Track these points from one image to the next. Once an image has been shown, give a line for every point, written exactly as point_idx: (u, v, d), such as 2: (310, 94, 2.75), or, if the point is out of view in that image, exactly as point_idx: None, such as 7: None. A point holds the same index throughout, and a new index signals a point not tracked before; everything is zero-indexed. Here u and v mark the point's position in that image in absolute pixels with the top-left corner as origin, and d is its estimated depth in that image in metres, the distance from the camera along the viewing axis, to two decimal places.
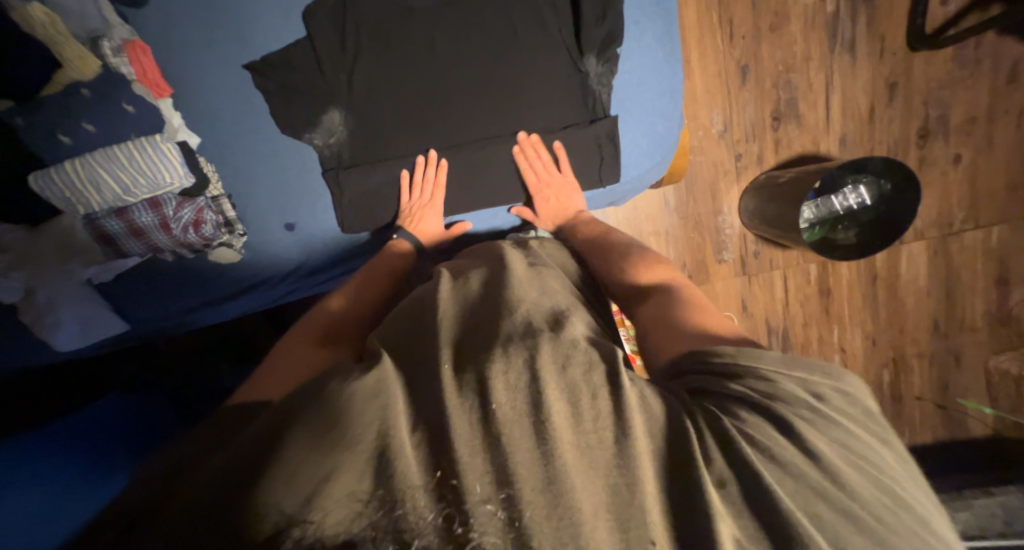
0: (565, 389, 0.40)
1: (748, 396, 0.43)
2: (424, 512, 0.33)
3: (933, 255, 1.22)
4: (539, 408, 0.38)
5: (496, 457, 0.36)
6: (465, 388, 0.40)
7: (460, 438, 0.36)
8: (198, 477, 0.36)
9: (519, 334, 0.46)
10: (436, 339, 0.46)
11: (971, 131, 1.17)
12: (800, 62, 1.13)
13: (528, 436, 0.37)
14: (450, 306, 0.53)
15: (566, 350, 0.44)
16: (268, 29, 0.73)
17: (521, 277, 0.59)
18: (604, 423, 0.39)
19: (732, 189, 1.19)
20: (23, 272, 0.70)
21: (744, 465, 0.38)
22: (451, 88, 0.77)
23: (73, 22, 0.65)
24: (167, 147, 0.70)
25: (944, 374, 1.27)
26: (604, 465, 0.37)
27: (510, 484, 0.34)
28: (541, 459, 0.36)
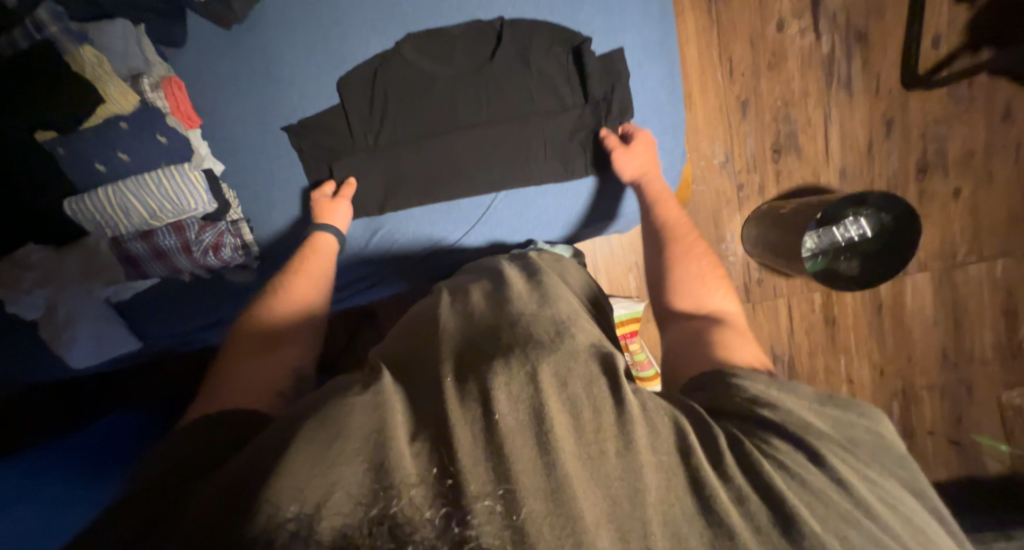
0: (565, 402, 0.41)
1: (776, 423, 0.45)
2: (425, 508, 0.34)
3: (938, 286, 1.23)
4: (541, 417, 0.38)
5: (498, 463, 0.36)
6: (467, 397, 0.40)
7: (464, 445, 0.37)
8: (208, 494, 0.37)
9: (519, 344, 0.46)
10: (440, 353, 0.47)
11: (970, 165, 1.19)
12: (798, 98, 1.17)
13: (531, 446, 0.37)
14: (449, 320, 0.54)
15: (567, 362, 0.44)
16: (291, 67, 0.78)
17: (519, 290, 0.60)
18: (607, 434, 0.40)
19: (734, 218, 1.22)
20: (46, 290, 0.73)
21: (768, 488, 0.39)
22: (471, 149, 0.80)
23: (118, 61, 0.70)
24: (194, 175, 0.73)
25: (956, 407, 1.25)
26: (605, 476, 0.37)
27: (508, 483, 0.35)
28: (543, 468, 0.36)
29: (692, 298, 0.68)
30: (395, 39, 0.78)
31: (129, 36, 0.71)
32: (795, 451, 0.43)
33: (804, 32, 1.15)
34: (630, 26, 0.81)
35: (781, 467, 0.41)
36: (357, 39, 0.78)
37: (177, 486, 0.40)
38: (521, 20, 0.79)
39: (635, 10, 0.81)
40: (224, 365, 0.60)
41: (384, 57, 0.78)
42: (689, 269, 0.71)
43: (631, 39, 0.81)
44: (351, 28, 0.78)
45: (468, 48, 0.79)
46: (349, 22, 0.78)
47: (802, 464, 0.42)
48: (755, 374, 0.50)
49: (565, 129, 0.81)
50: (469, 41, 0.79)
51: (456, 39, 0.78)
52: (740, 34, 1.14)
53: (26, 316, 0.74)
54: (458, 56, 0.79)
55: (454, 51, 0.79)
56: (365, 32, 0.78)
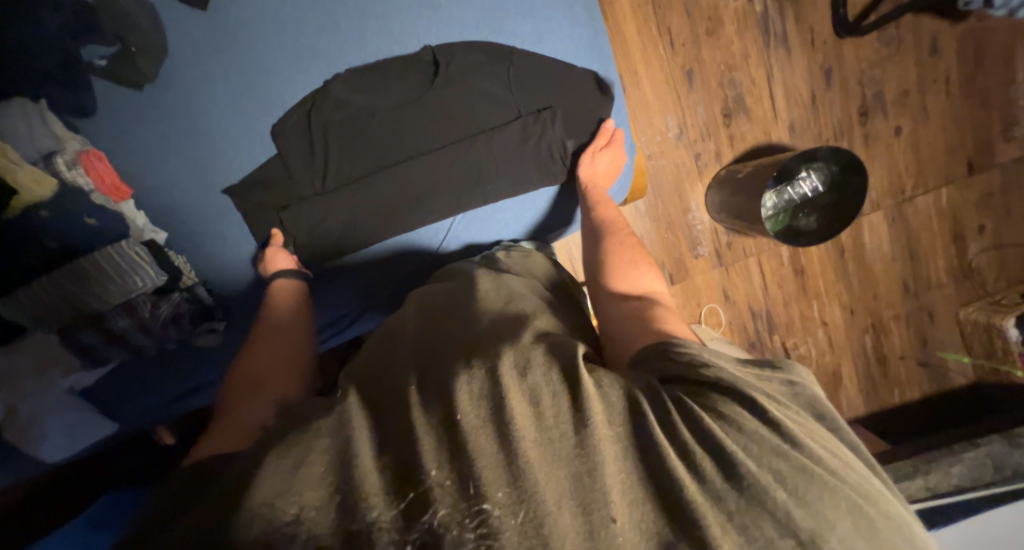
0: (526, 390, 0.38)
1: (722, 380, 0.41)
2: (378, 515, 0.31)
3: (892, 222, 1.29)
4: (501, 408, 0.36)
5: (458, 458, 0.34)
6: (429, 400, 0.38)
7: (425, 447, 0.34)
8: (182, 522, 0.34)
9: (484, 346, 0.45)
10: (405, 363, 0.45)
11: (906, 103, 1.24)
12: (740, 60, 1.18)
13: (493, 439, 0.34)
14: (411, 331, 0.53)
15: (527, 351, 0.42)
16: (219, 118, 0.72)
17: (486, 292, 0.59)
18: (564, 417, 0.36)
19: (697, 187, 1.23)
20: (2, 392, 0.67)
21: (715, 445, 0.36)
22: (427, 178, 0.78)
23: (26, 145, 0.65)
24: (136, 250, 0.69)
25: (921, 331, 1.33)
26: (564, 457, 0.34)
27: (469, 476, 0.32)
28: (503, 458, 0.33)
29: (627, 280, 0.64)
30: (323, 77, 0.74)
31: (34, 116, 0.66)
32: (733, 400, 0.39)
33: None
34: (560, 32, 0.78)
35: (718, 416, 0.38)
36: (285, 80, 0.73)
37: (157, 518, 0.36)
38: (451, 43, 0.76)
39: (563, 12, 0.78)
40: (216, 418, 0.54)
41: (317, 97, 0.74)
42: (622, 256, 0.67)
43: (566, 44, 0.79)
44: (277, 68, 0.73)
45: (401, 77, 0.76)
46: (270, 64, 0.72)
47: (738, 410, 0.38)
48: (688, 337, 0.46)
49: (517, 141, 0.79)
50: (400, 67, 0.76)
51: (388, 69, 0.76)
52: (676, 4, 1.13)
53: None
54: (393, 88, 0.76)
55: (387, 82, 0.76)
56: (290, 73, 0.73)
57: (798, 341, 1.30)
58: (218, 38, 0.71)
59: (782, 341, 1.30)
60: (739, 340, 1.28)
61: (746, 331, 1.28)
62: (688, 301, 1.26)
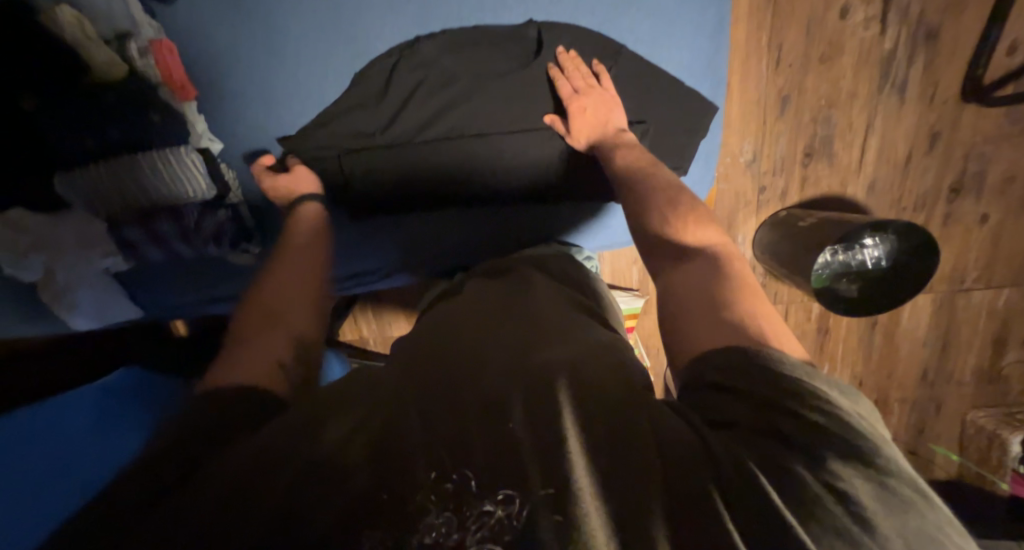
0: (575, 419, 0.38)
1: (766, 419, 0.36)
2: (428, 513, 0.34)
3: (937, 309, 1.23)
4: (551, 428, 0.37)
5: (501, 470, 0.35)
6: (481, 405, 0.40)
7: (472, 450, 0.37)
8: (236, 455, 0.38)
9: (537, 356, 0.46)
10: (458, 356, 0.48)
11: (1005, 192, 1.13)
12: (845, 99, 1.07)
13: (539, 456, 0.35)
14: (468, 322, 0.55)
15: (582, 376, 0.42)
16: (299, 46, 0.70)
17: (541, 298, 0.60)
18: (613, 452, 0.36)
19: (749, 220, 1.18)
20: (43, 255, 0.71)
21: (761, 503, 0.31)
22: (486, 161, 0.76)
23: (101, 20, 0.63)
24: (193, 158, 0.70)
25: (922, 419, 1.32)
26: (615, 486, 0.34)
27: (511, 489, 0.34)
28: (544, 481, 0.34)
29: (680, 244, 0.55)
30: (417, 32, 0.71)
31: None
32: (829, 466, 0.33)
33: (868, 24, 1.02)
34: (676, 39, 0.72)
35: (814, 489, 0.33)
36: (371, 22, 0.70)
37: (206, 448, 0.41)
38: (559, 25, 0.71)
39: (687, 18, 0.71)
40: (232, 332, 0.56)
41: (401, 48, 0.71)
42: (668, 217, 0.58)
43: (673, 57, 0.73)
44: (369, 10, 0.69)
45: (496, 48, 0.71)
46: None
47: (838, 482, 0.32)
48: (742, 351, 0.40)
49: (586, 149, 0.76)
50: (500, 38, 0.71)
51: (484, 37, 0.71)
52: (797, 18, 1.02)
53: (24, 278, 0.72)
54: (486, 58, 0.72)
55: (480, 50, 0.71)
56: (381, 15, 0.69)
57: None
58: None
59: None
60: None
61: None
62: None
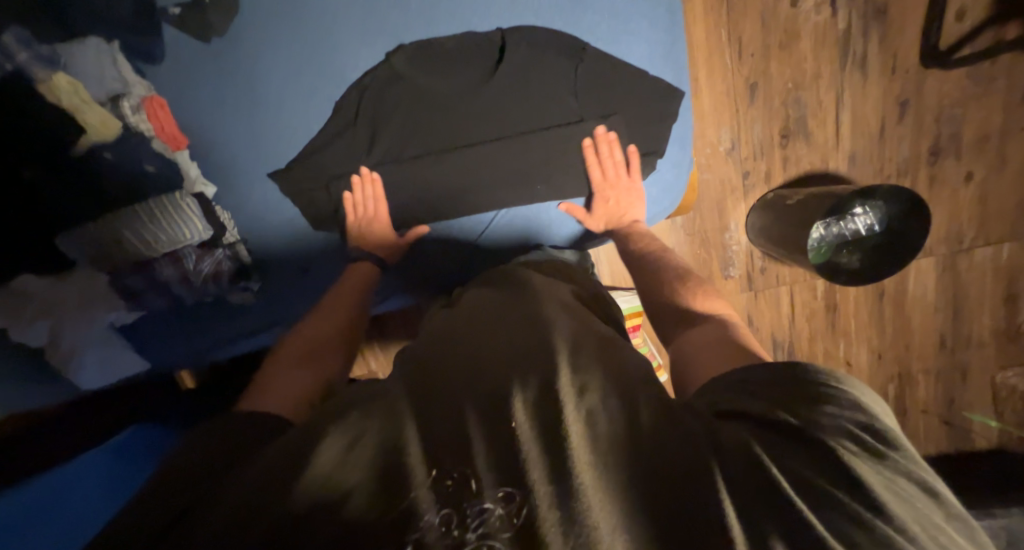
0: (583, 412, 0.39)
1: (786, 420, 0.38)
2: (427, 513, 0.34)
3: (942, 272, 1.22)
4: (552, 428, 0.37)
5: (509, 466, 0.36)
6: (489, 404, 0.41)
7: (478, 453, 0.37)
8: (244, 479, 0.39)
9: (540, 349, 0.46)
10: (457, 357, 0.49)
11: (984, 149, 1.15)
12: (810, 80, 1.11)
13: (542, 452, 0.36)
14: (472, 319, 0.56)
15: (586, 371, 0.43)
16: (277, 83, 0.73)
17: (545, 296, 0.60)
18: (619, 437, 0.38)
19: (738, 207, 1.19)
20: (49, 318, 0.73)
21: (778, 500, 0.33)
22: (473, 168, 0.77)
23: (96, 86, 0.67)
24: (187, 203, 0.73)
25: (950, 389, 1.28)
26: (627, 479, 0.35)
27: (517, 485, 0.34)
28: (552, 469, 0.35)
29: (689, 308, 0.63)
30: (386, 51, 0.73)
31: (104, 57, 0.67)
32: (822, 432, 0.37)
33: (819, 9, 1.07)
34: (637, 33, 0.75)
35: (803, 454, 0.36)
36: (346, 53, 0.73)
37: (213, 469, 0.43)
38: (524, 29, 0.73)
39: (643, 14, 0.75)
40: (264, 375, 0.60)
41: (375, 71, 0.73)
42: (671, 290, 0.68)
43: (637, 50, 0.75)
44: (340, 42, 0.73)
45: (464, 62, 0.73)
46: (334, 33, 0.72)
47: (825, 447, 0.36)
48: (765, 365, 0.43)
49: (570, 145, 0.77)
50: (465, 51, 0.73)
51: (453, 52, 0.73)
52: (751, 11, 1.07)
53: (30, 343, 0.73)
54: (458, 74, 0.74)
55: (453, 65, 0.73)
56: (354, 45, 0.73)
57: None
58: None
59: None
60: None
61: None
62: None
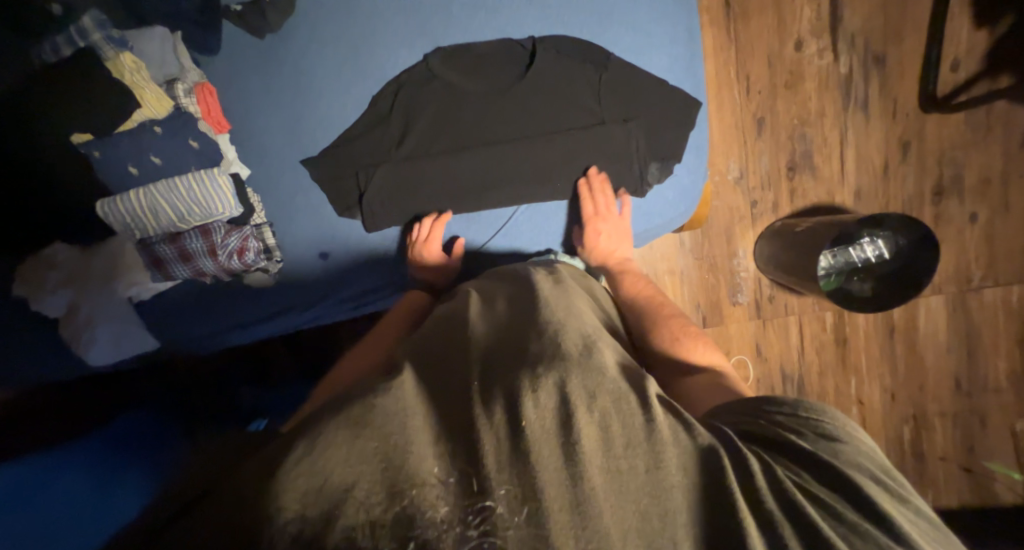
0: (595, 419, 0.41)
1: (805, 448, 0.44)
2: (436, 508, 0.35)
3: (952, 310, 1.22)
4: (568, 428, 0.39)
5: (522, 470, 0.37)
6: (492, 406, 0.41)
7: (488, 451, 0.38)
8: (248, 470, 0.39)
9: (547, 357, 0.47)
10: (468, 355, 0.50)
11: (986, 192, 1.19)
12: (815, 118, 1.17)
13: (556, 455, 0.38)
14: (479, 323, 0.58)
15: (593, 379, 0.44)
16: (321, 76, 0.80)
17: (546, 295, 0.62)
18: (634, 451, 0.40)
19: (747, 234, 1.21)
20: (70, 289, 0.74)
21: (797, 512, 0.38)
22: (495, 164, 0.81)
23: (155, 69, 0.73)
24: (222, 180, 0.75)
25: (968, 435, 1.24)
26: (630, 489, 0.38)
27: (533, 496, 0.35)
28: (567, 480, 0.37)
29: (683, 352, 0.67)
30: (424, 52, 0.80)
31: (167, 45, 0.74)
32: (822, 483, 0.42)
33: (822, 54, 1.15)
34: (658, 47, 0.82)
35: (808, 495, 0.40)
36: (388, 55, 0.80)
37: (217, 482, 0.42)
38: (554, 41, 0.80)
39: (664, 32, 0.82)
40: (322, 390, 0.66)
41: (413, 70, 0.80)
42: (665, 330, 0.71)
43: (657, 60, 0.82)
44: (383, 43, 0.80)
45: (496, 67, 0.80)
46: (379, 34, 0.79)
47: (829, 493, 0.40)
48: (780, 399, 0.50)
49: (589, 148, 0.81)
50: (498, 57, 0.80)
51: (486, 57, 0.80)
52: (758, 53, 1.15)
53: (48, 314, 0.75)
54: (491, 79, 0.81)
55: (485, 69, 0.80)
56: (396, 46, 0.80)
57: None
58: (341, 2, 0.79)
59: None
60: None
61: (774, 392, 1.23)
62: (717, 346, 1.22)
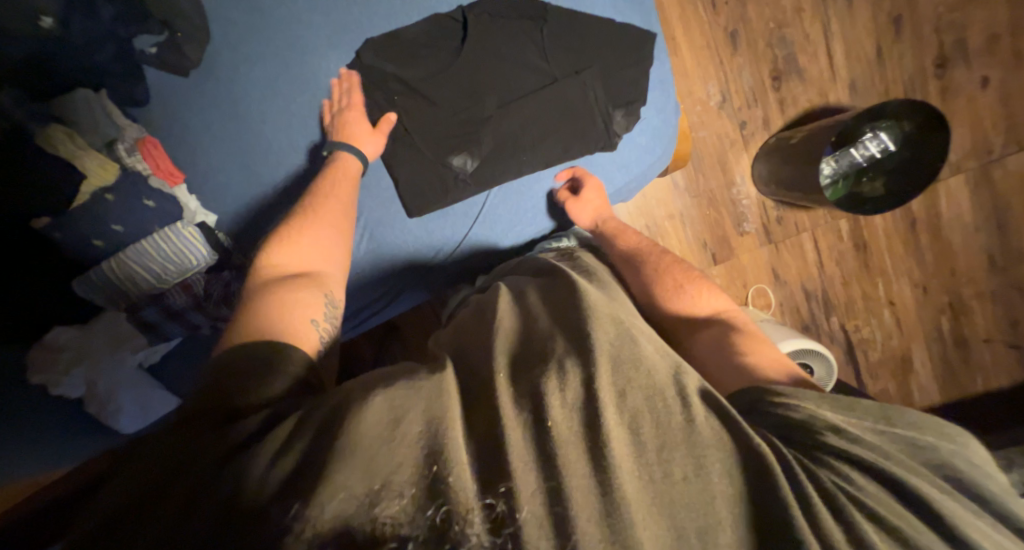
0: (625, 418, 0.39)
1: (853, 447, 0.41)
2: (463, 515, 0.32)
3: (975, 187, 1.14)
4: (597, 433, 0.37)
5: (552, 478, 0.35)
6: (522, 403, 0.39)
7: (517, 457, 0.35)
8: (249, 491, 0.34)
9: (576, 347, 0.44)
10: (494, 348, 0.46)
11: (995, 50, 1.09)
12: (792, 16, 1.08)
13: (584, 459, 0.36)
14: (507, 315, 0.54)
15: (626, 372, 0.42)
16: (257, 97, 0.76)
17: (571, 282, 0.58)
18: (672, 455, 0.37)
19: (741, 158, 1.13)
20: (82, 367, 0.75)
21: (849, 526, 0.35)
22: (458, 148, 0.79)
23: (90, 133, 0.69)
24: (190, 231, 0.74)
25: (1012, 311, 1.18)
26: (669, 499, 0.35)
27: (563, 504, 0.33)
28: (598, 487, 0.34)
29: (692, 303, 0.66)
30: (355, 48, 0.76)
31: (95, 105, 0.70)
32: (874, 486, 0.39)
33: None
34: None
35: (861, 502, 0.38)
36: (320, 61, 0.76)
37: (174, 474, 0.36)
38: (484, 6, 0.77)
39: None
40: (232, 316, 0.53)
41: (350, 70, 0.76)
42: (666, 281, 0.69)
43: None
44: (310, 48, 0.76)
45: (432, 46, 0.77)
46: (303, 40, 0.75)
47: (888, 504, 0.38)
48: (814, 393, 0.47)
49: (552, 111, 0.79)
50: (431, 37, 0.77)
51: (421, 39, 0.77)
52: None
53: (70, 395, 0.76)
54: (427, 59, 0.77)
55: (421, 52, 0.77)
56: (323, 49, 0.76)
57: (859, 323, 1.19)
58: (257, 15, 0.75)
59: (840, 323, 1.19)
60: (792, 323, 1.18)
61: (800, 313, 1.18)
62: (732, 281, 1.17)
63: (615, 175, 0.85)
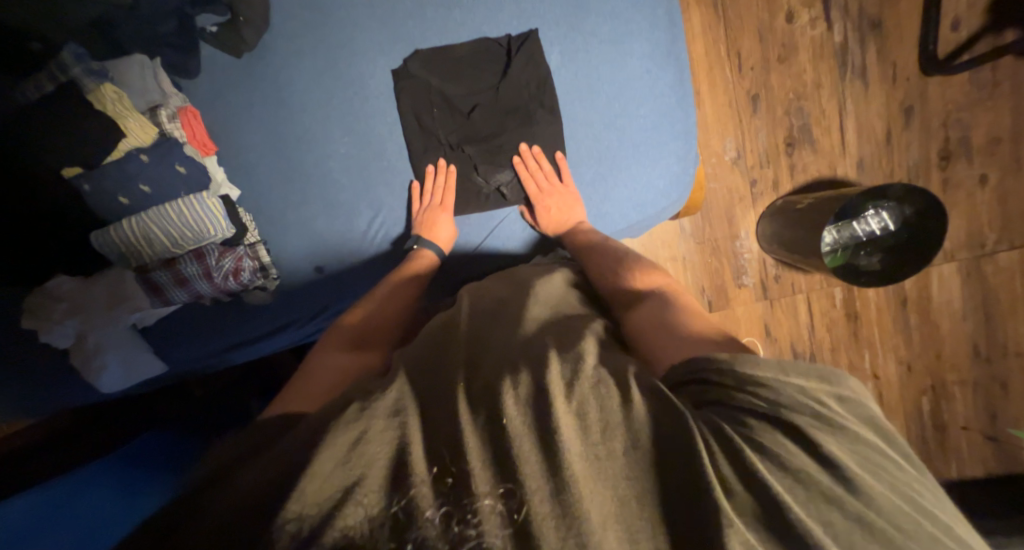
0: (574, 407, 0.39)
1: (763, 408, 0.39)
2: (426, 508, 0.34)
3: (966, 277, 1.19)
4: (548, 421, 0.38)
5: (507, 466, 0.36)
6: (479, 402, 0.41)
7: (472, 449, 0.37)
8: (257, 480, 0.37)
9: (538, 355, 0.46)
10: (456, 359, 0.49)
11: (996, 152, 1.15)
12: (811, 90, 1.14)
13: (537, 449, 0.37)
14: (468, 327, 0.57)
15: (577, 369, 0.43)
16: (300, 86, 0.79)
17: (542, 297, 0.62)
18: (613, 434, 0.38)
19: (749, 214, 1.18)
20: (76, 319, 0.75)
21: (769, 499, 0.35)
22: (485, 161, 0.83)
23: (137, 96, 0.73)
24: (212, 202, 0.75)
25: (990, 402, 1.21)
26: (610, 476, 0.36)
27: (513, 484, 0.35)
28: (550, 470, 0.36)
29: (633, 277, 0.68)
30: (402, 57, 0.80)
31: (147, 71, 0.74)
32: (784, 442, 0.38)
33: (815, 23, 1.12)
34: (638, 33, 0.83)
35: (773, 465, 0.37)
36: (367, 62, 0.80)
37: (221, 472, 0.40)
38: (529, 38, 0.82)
39: (643, 17, 0.83)
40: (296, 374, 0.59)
41: (394, 74, 0.80)
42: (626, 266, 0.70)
43: (638, 46, 0.83)
44: (359, 50, 0.80)
45: (475, 66, 0.81)
46: (355, 43, 0.80)
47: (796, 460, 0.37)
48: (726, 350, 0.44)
49: (577, 143, 0.84)
50: (476, 57, 0.81)
51: (465, 57, 0.81)
52: (748, 28, 1.12)
53: (57, 344, 0.75)
54: (471, 80, 0.81)
55: (465, 70, 0.81)
56: (372, 53, 0.80)
57: None
58: (314, 12, 0.79)
59: None
60: None
61: None
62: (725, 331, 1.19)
63: (627, 213, 0.87)
